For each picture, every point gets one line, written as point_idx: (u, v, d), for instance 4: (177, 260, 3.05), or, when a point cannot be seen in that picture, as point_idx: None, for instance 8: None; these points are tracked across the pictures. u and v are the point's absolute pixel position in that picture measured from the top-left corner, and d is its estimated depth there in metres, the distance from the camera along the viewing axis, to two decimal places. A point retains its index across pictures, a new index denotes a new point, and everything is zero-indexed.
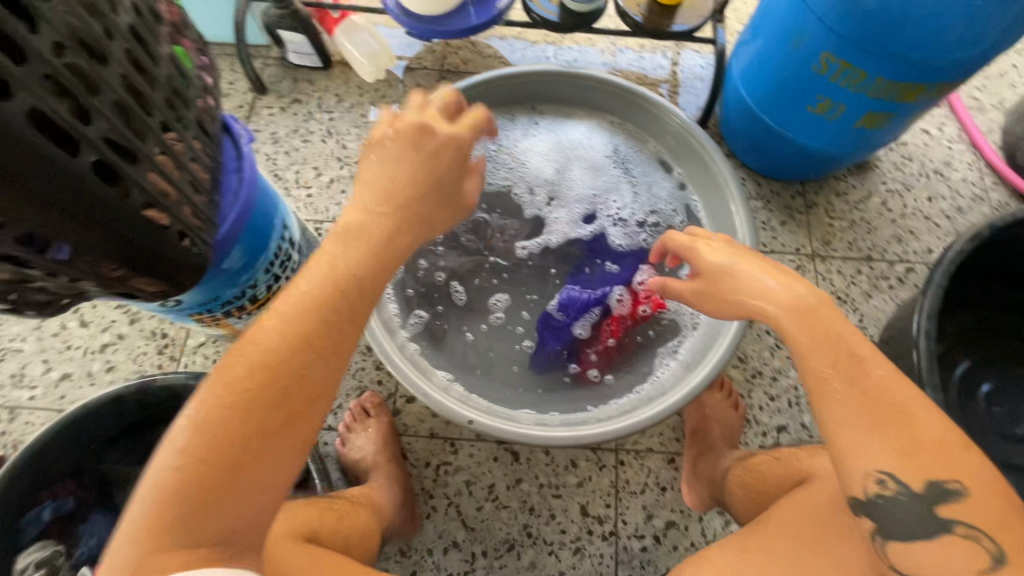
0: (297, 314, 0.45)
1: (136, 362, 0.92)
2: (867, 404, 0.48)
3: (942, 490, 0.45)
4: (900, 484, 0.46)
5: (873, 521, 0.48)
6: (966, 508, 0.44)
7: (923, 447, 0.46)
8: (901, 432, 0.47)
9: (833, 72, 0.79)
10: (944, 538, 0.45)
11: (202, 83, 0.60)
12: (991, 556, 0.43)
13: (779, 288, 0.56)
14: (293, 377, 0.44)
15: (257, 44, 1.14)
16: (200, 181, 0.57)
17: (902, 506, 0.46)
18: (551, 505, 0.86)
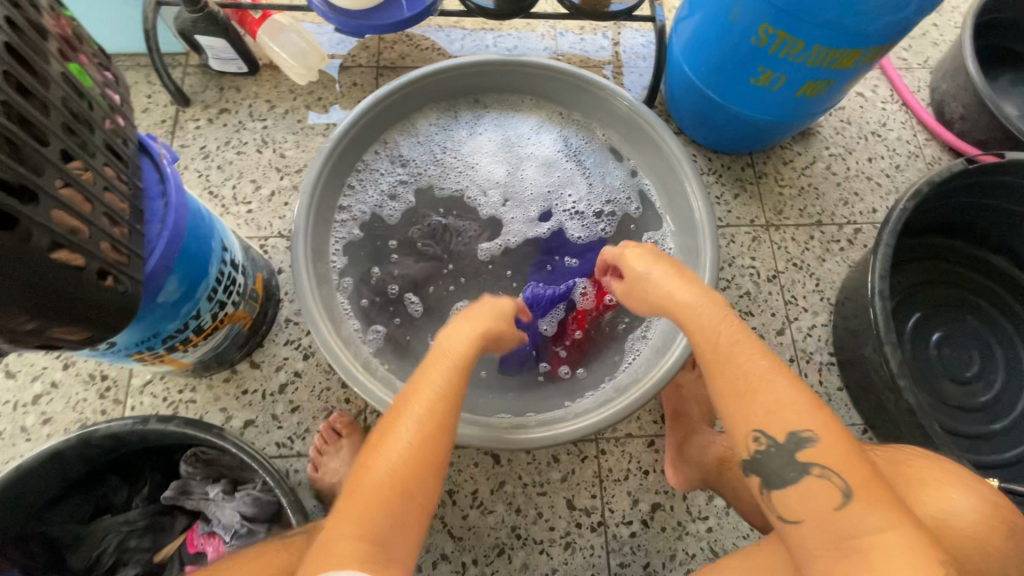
0: (450, 369, 0.57)
1: (76, 410, 0.85)
2: (733, 373, 0.54)
3: (797, 440, 0.50)
4: (769, 438, 0.51)
5: (756, 476, 0.53)
6: (819, 452, 0.50)
7: (779, 404, 0.52)
8: (763, 393, 0.52)
9: (772, 43, 0.79)
10: (806, 483, 0.50)
11: (109, 102, 0.54)
12: (843, 493, 0.48)
13: (680, 291, 0.61)
14: (446, 416, 0.54)
15: (174, 51, 1.05)
16: (117, 211, 0.51)
17: (774, 457, 0.51)
18: (538, 504, 0.85)
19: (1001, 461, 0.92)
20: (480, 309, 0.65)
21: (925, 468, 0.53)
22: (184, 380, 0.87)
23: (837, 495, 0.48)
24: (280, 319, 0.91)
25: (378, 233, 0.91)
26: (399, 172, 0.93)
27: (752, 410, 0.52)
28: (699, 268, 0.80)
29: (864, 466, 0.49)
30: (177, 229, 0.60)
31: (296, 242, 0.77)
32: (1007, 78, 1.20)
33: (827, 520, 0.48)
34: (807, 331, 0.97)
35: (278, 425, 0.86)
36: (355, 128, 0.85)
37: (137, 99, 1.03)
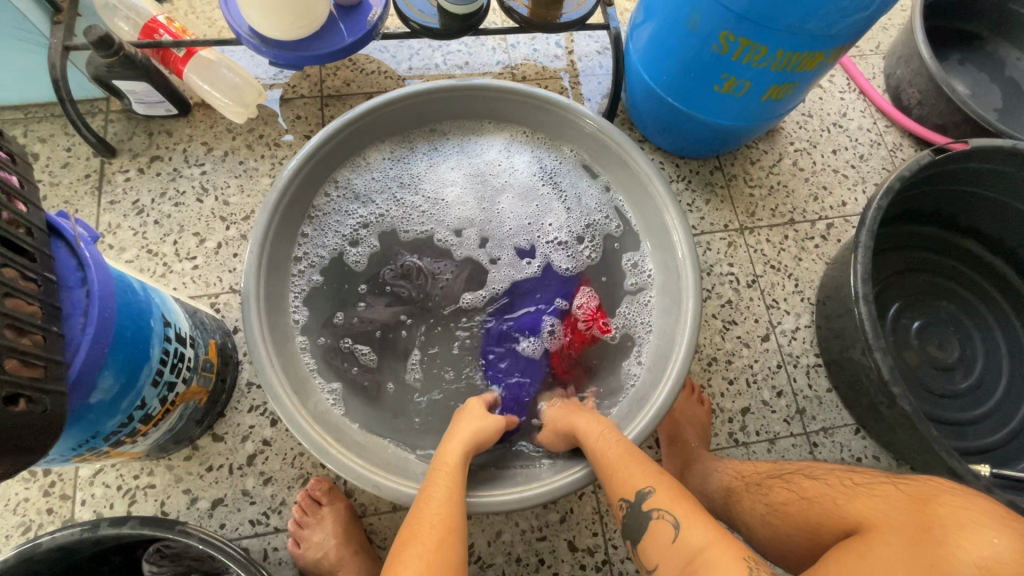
0: (450, 478, 0.61)
1: (17, 513, 0.76)
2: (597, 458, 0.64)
3: (641, 495, 0.58)
4: (626, 500, 0.59)
5: (629, 540, 0.58)
6: (656, 498, 0.57)
7: (622, 472, 0.61)
8: (620, 467, 0.62)
9: (734, 50, 0.76)
10: (650, 528, 0.56)
11: (4, 190, 0.47)
12: (673, 526, 0.54)
13: (577, 417, 0.71)
14: (457, 526, 0.56)
15: (92, 97, 0.96)
16: (24, 318, 0.44)
17: (632, 515, 0.58)
18: (538, 550, 0.80)
19: (989, 445, 0.93)
20: (459, 419, 0.71)
21: (964, 510, 0.51)
22: (140, 464, 0.79)
23: (671, 529, 0.54)
24: (241, 383, 0.84)
25: (340, 282, 0.84)
26: (357, 216, 0.87)
27: (616, 481, 0.61)
28: (682, 290, 0.76)
29: (691, 501, 0.56)
30: (104, 321, 0.53)
31: (251, 304, 0.70)
32: (956, 58, 1.21)
33: (670, 554, 0.53)
34: (792, 334, 0.96)
35: (251, 500, 0.79)
36: (303, 172, 0.78)
37: (55, 153, 0.93)
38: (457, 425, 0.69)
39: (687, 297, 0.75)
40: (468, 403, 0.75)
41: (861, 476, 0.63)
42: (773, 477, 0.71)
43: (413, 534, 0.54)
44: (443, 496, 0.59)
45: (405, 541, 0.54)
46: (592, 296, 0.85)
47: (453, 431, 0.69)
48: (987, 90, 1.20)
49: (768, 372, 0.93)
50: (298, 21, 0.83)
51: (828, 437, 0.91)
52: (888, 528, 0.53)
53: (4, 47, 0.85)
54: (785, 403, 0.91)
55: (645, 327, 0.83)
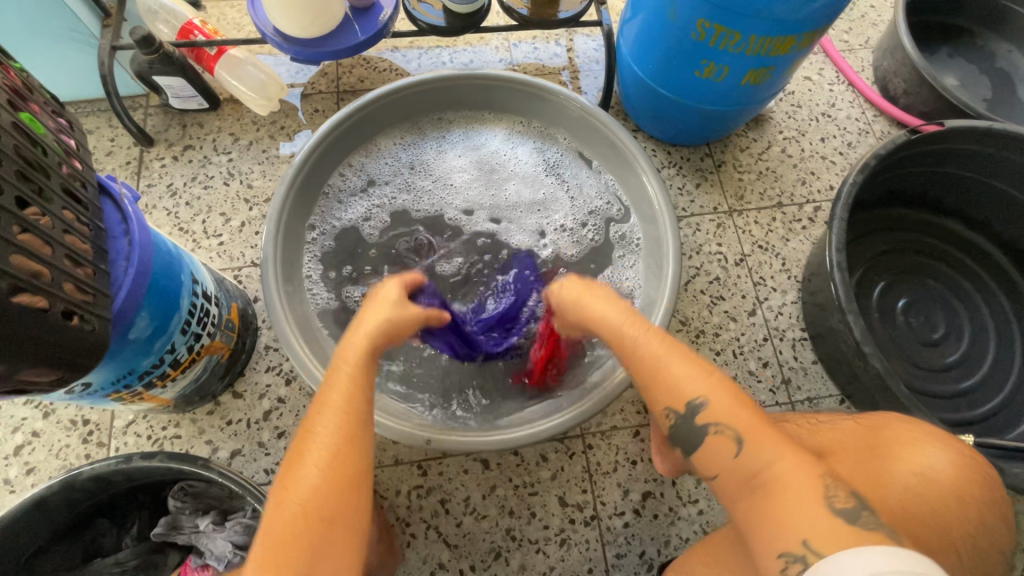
0: (352, 373, 0.59)
1: (59, 457, 0.84)
2: (640, 361, 0.59)
3: (694, 407, 0.55)
4: (674, 412, 0.56)
5: (679, 448, 0.57)
6: (713, 413, 0.54)
7: (672, 385, 0.57)
8: (665, 371, 0.58)
9: (710, 37, 0.82)
10: (707, 442, 0.54)
11: (64, 146, 0.55)
12: (736, 443, 0.52)
13: (588, 302, 0.66)
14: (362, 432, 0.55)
15: (134, 94, 1.07)
16: (79, 251, 0.52)
17: (682, 430, 0.56)
18: (530, 503, 0.85)
19: (974, 417, 0.95)
20: (379, 298, 0.68)
21: (910, 435, 0.55)
22: (168, 417, 0.87)
23: (732, 445, 0.53)
24: (259, 347, 0.92)
25: (349, 253, 0.92)
26: (368, 194, 0.95)
27: (665, 387, 0.57)
28: (662, 257, 0.82)
29: (753, 415, 0.54)
30: (142, 267, 0.61)
31: (269, 265, 0.78)
32: (945, 51, 1.25)
33: (732, 468, 0.52)
34: (778, 309, 1.00)
35: (266, 452, 0.86)
36: (317, 152, 0.87)
37: (101, 143, 1.03)
38: (366, 313, 0.66)
39: (666, 263, 0.81)
40: (385, 286, 0.70)
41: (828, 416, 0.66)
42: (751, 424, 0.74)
43: (307, 442, 0.54)
44: (344, 398, 0.57)
45: (298, 449, 0.54)
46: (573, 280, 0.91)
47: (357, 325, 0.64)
48: (977, 80, 1.23)
49: (755, 345, 0.97)
50: (317, 21, 0.93)
51: (812, 407, 0.94)
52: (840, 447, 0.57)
53: (59, 48, 0.96)
54: (770, 374, 0.95)
55: (631, 286, 0.89)
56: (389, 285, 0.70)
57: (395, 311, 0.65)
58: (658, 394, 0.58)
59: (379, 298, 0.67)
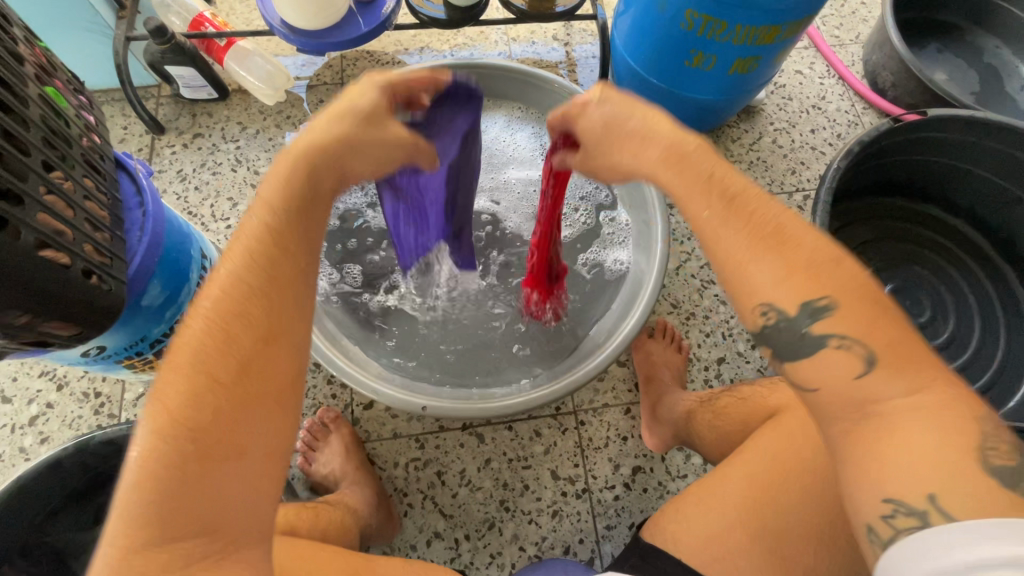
0: (262, 254, 0.46)
1: (72, 427, 0.88)
2: (754, 229, 0.44)
3: (815, 309, 0.41)
4: (780, 311, 0.42)
5: (765, 351, 0.44)
6: (841, 320, 0.40)
7: (801, 273, 0.42)
8: (780, 257, 0.43)
9: (698, 26, 0.86)
10: (825, 354, 0.41)
11: (84, 121, 0.59)
12: (867, 362, 0.40)
13: (654, 131, 0.49)
14: (274, 330, 0.45)
15: (146, 84, 1.11)
16: (97, 217, 0.56)
17: (783, 333, 0.42)
18: (523, 476, 0.88)
19: None
20: (336, 111, 0.52)
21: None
22: None
23: (860, 364, 0.40)
24: None
25: (352, 234, 0.95)
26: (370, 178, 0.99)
27: (785, 266, 0.42)
28: (652, 239, 0.86)
29: (893, 327, 0.41)
30: (156, 237, 0.65)
31: None
32: (934, 46, 1.28)
33: (847, 392, 0.40)
34: None
35: None
36: None
37: (114, 131, 1.08)
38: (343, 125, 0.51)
39: (655, 244, 0.84)
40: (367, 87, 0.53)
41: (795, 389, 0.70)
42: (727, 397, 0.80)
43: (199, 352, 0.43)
44: (248, 291, 0.45)
45: (185, 347, 0.43)
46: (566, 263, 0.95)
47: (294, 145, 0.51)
48: (965, 75, 1.26)
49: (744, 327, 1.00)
50: (322, 13, 0.96)
51: None
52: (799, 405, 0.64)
53: (76, 39, 1.00)
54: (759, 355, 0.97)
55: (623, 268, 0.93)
56: (371, 86, 0.53)
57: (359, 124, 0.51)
58: (786, 271, 0.42)
59: (341, 102, 0.53)
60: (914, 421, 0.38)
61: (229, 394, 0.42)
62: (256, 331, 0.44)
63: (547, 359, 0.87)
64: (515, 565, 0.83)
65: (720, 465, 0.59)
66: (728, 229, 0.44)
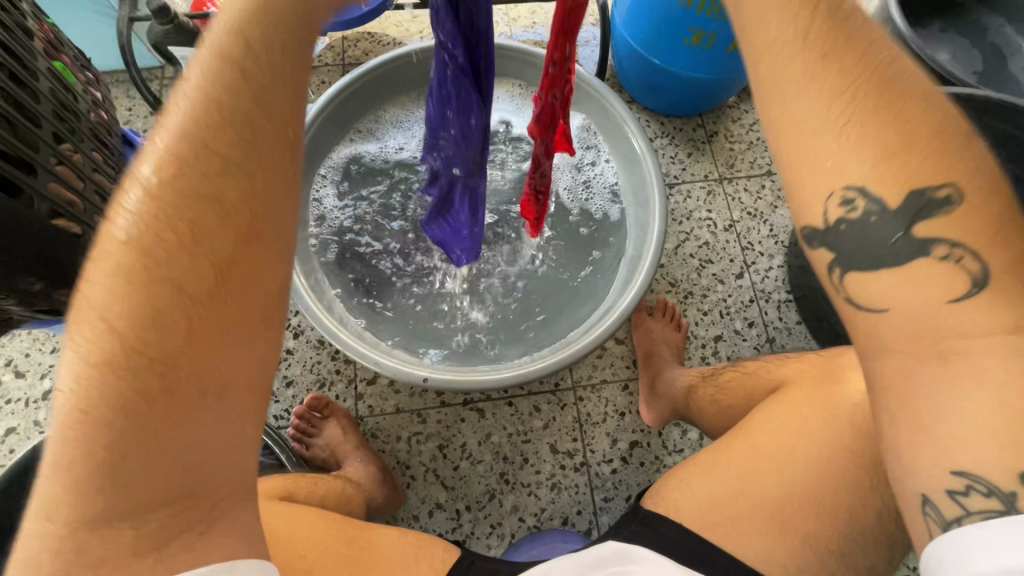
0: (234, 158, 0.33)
1: None
2: (863, 90, 0.32)
3: (928, 203, 0.32)
4: (870, 200, 0.33)
5: (831, 256, 0.35)
6: (959, 221, 0.31)
7: (910, 142, 0.32)
8: (886, 123, 0.32)
9: (698, 4, 0.86)
10: (925, 272, 0.32)
11: (92, 97, 0.61)
12: (984, 262, 0.31)
13: None
14: (246, 234, 0.34)
15: (150, 66, 1.12)
16: (105, 188, 0.57)
17: (872, 227, 0.33)
18: (523, 450, 0.90)
19: None
20: None
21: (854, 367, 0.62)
22: None
23: (974, 264, 0.31)
24: None
25: (353, 214, 0.97)
26: (371, 159, 1.00)
27: (891, 141, 0.32)
28: (650, 215, 0.87)
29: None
30: None
31: None
32: (937, 26, 1.27)
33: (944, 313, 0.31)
34: (765, 272, 1.04)
35: (275, 399, 0.92)
36: (323, 116, 0.92)
37: (119, 112, 1.09)
38: None
39: (654, 221, 0.85)
40: None
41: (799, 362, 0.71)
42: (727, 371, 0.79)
43: (152, 254, 0.31)
44: (205, 189, 0.32)
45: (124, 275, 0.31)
46: (564, 240, 0.96)
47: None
48: (967, 55, 1.25)
49: (741, 305, 1.01)
50: None
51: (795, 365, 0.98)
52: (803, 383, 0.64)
53: (80, 19, 1.01)
54: (755, 332, 0.99)
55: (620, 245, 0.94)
56: None
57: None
58: (888, 145, 0.32)
59: None
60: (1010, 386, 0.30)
61: (206, 309, 0.32)
62: (240, 224, 0.33)
63: (544, 333, 0.89)
64: (515, 535, 0.86)
65: (725, 437, 0.61)
66: (813, 89, 0.33)
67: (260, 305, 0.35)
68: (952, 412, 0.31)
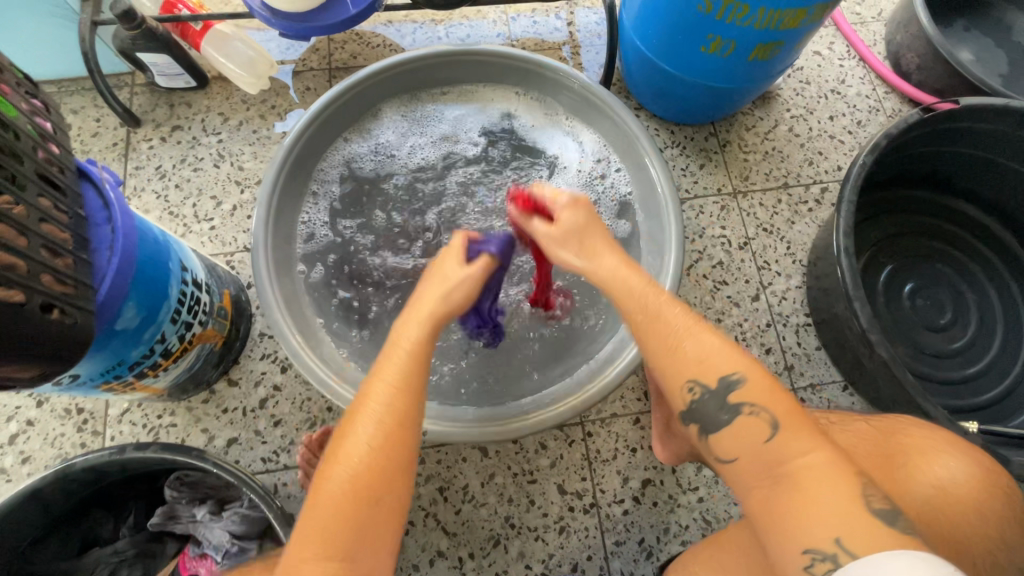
0: (411, 361, 0.53)
1: (54, 446, 0.84)
2: (673, 332, 0.53)
3: (729, 383, 0.50)
4: (702, 386, 0.51)
5: (696, 425, 0.52)
6: (750, 392, 0.49)
7: (702, 350, 0.51)
8: (688, 345, 0.52)
9: (717, 10, 0.78)
10: (738, 421, 0.49)
11: (38, 130, 0.52)
12: (771, 426, 0.47)
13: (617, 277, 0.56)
14: (407, 402, 0.51)
15: (119, 72, 1.03)
16: (56, 241, 0.50)
17: (708, 403, 0.50)
18: (529, 492, 0.85)
19: (980, 403, 0.94)
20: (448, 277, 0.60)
21: (922, 453, 0.50)
22: (163, 405, 0.86)
23: (766, 428, 0.48)
24: (253, 334, 0.91)
25: (342, 238, 0.90)
26: (360, 177, 0.92)
27: (699, 352, 0.51)
28: (665, 242, 0.80)
29: (789, 400, 0.49)
30: (127, 253, 0.59)
31: (257, 250, 0.76)
32: (961, 24, 1.19)
33: (760, 453, 0.47)
34: (782, 294, 0.98)
35: (263, 440, 0.85)
36: (308, 133, 0.84)
37: (86, 123, 1.00)
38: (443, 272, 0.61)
39: (670, 249, 0.78)
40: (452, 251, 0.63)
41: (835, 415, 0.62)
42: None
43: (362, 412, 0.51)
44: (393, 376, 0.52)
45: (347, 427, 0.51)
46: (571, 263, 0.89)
47: (422, 291, 0.60)
48: (993, 54, 1.17)
49: (758, 330, 0.95)
50: None
51: (816, 394, 0.93)
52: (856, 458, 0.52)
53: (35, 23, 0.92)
54: (773, 360, 0.93)
55: None
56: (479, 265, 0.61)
57: (464, 298, 0.59)
58: (692, 357, 0.51)
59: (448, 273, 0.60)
60: (816, 476, 0.44)
61: (385, 446, 0.49)
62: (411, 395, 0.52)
63: (552, 366, 0.82)
64: None
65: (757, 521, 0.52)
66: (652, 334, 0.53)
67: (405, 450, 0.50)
68: (794, 510, 0.43)
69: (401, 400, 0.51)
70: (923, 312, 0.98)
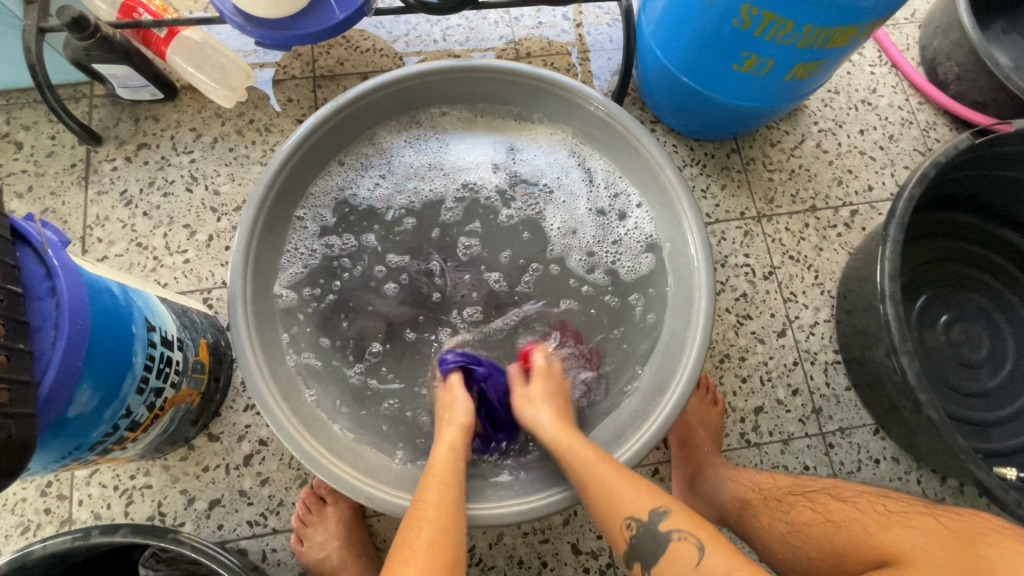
0: (444, 482, 0.59)
1: (14, 513, 0.75)
2: (604, 475, 0.59)
3: (656, 516, 0.55)
4: (638, 522, 0.56)
5: (639, 563, 0.55)
6: (674, 520, 0.54)
7: (623, 487, 0.58)
8: (625, 485, 0.58)
9: (757, 25, 0.69)
10: (669, 552, 0.53)
11: None
12: (698, 548, 0.52)
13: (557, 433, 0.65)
14: (445, 514, 0.56)
15: (74, 81, 0.91)
16: None
17: (644, 538, 0.55)
18: (540, 552, 0.78)
19: (1016, 447, 0.88)
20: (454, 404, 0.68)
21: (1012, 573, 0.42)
22: (136, 464, 0.78)
23: (694, 552, 0.52)
24: (236, 382, 0.82)
25: (332, 277, 0.81)
26: (351, 207, 0.83)
27: (629, 486, 0.58)
28: (693, 290, 0.72)
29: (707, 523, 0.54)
30: (75, 335, 0.50)
31: (236, 305, 0.67)
32: (1000, 25, 1.10)
33: None
34: (810, 329, 0.91)
35: (249, 501, 0.78)
36: (291, 163, 0.74)
37: (40, 142, 0.89)
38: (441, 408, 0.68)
39: (699, 298, 0.71)
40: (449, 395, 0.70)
41: (894, 502, 0.56)
42: (796, 495, 0.64)
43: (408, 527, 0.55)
44: (428, 493, 0.58)
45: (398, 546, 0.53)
46: (587, 304, 0.81)
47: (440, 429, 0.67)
48: None
49: (784, 370, 0.89)
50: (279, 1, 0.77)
51: (845, 438, 0.87)
52: (927, 568, 0.46)
53: None
54: (800, 403, 0.87)
55: (653, 314, 0.79)
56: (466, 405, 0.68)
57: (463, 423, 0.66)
58: (625, 490, 0.58)
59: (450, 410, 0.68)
60: None
61: (436, 552, 0.52)
62: (450, 504, 0.57)
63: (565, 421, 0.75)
64: None
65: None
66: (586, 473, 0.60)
67: (450, 557, 0.52)
68: None
69: (442, 515, 0.55)
70: (959, 348, 0.92)
